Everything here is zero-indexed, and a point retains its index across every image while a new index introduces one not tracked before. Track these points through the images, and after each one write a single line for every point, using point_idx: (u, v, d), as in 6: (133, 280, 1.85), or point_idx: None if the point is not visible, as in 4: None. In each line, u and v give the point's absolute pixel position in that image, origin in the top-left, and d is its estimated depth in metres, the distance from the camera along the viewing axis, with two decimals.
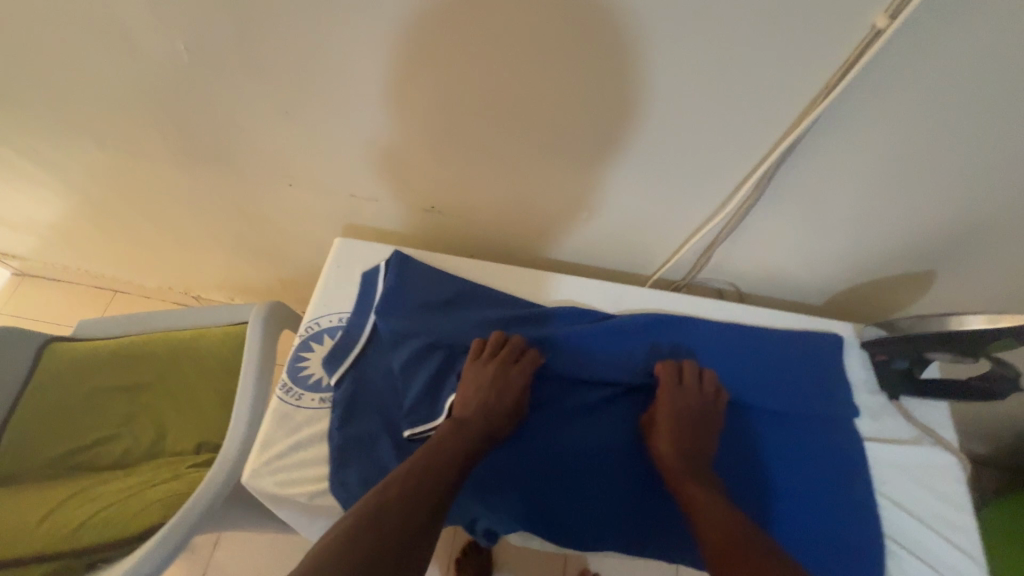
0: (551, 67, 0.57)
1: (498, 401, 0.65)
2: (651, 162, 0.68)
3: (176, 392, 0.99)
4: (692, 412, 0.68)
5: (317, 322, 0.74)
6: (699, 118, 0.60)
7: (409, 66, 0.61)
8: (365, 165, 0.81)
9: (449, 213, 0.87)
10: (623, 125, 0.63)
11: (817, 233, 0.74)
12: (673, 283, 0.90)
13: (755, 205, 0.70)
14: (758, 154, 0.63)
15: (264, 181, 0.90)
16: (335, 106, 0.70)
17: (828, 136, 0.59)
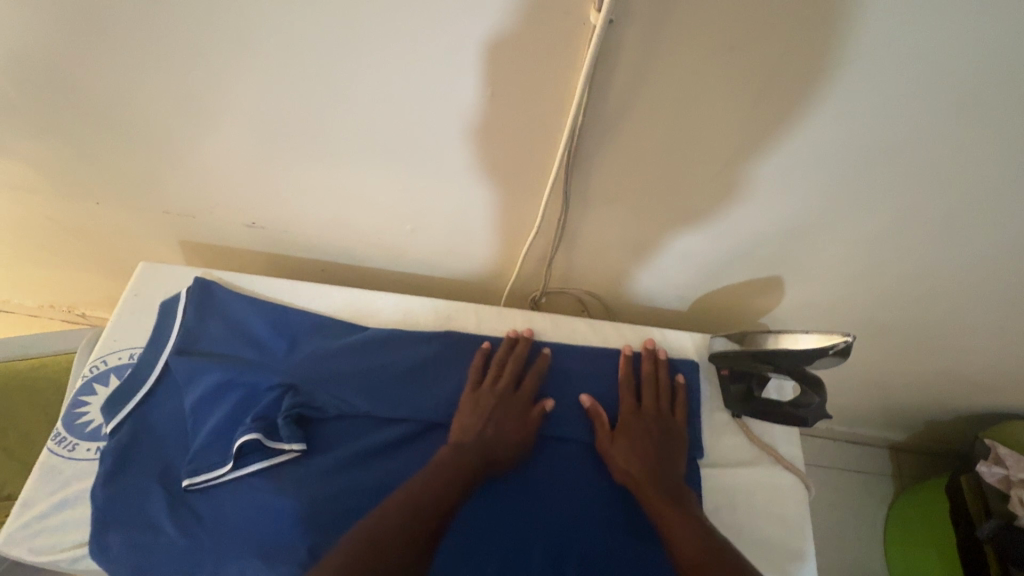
0: (326, 56, 0.56)
1: (504, 425, 0.62)
2: (458, 159, 0.66)
3: (9, 430, 0.92)
4: (649, 426, 0.63)
5: (104, 359, 0.67)
6: (483, 106, 0.58)
7: (171, 69, 0.60)
8: (172, 179, 0.77)
9: (275, 229, 0.83)
10: (420, 118, 0.61)
11: (645, 229, 0.71)
12: (529, 295, 0.85)
13: (575, 203, 0.68)
14: (555, 142, 0.61)
15: (79, 199, 0.85)
16: (119, 118, 0.68)
17: (611, 131, 0.58)
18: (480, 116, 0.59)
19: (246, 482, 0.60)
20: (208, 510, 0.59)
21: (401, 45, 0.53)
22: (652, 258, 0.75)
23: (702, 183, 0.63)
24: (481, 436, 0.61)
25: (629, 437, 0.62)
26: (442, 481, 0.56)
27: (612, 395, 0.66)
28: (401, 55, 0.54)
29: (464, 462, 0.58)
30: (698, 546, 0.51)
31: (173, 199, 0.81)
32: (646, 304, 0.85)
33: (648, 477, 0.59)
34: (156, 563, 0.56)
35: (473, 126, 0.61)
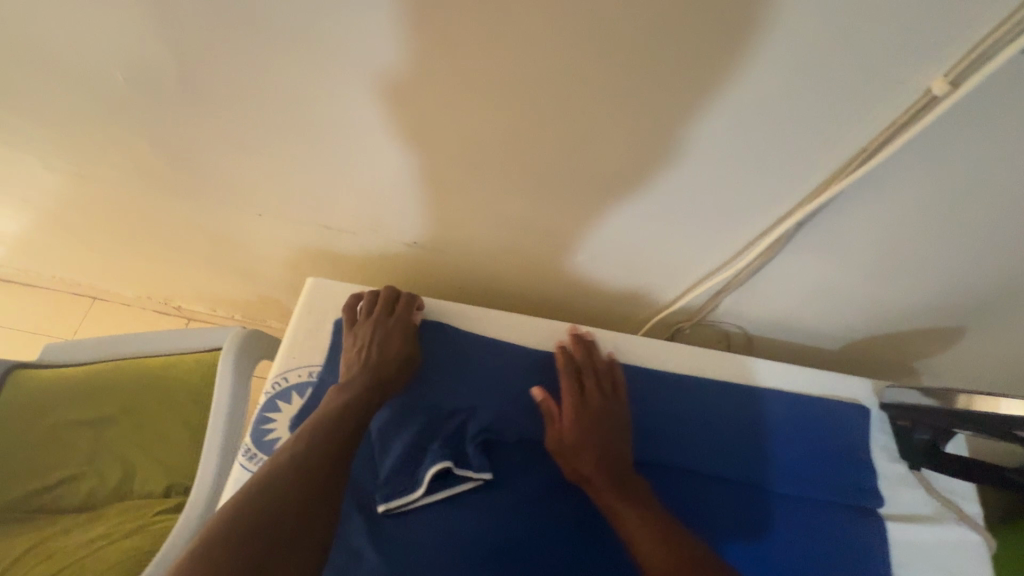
0: (559, 110, 0.54)
1: (385, 352, 0.64)
2: (655, 204, 0.64)
3: (144, 426, 0.94)
4: (593, 419, 0.63)
5: (286, 377, 0.67)
6: (713, 162, 0.56)
7: (379, 104, 0.58)
8: (339, 198, 0.77)
9: (433, 248, 0.83)
10: (634, 168, 0.59)
11: (836, 280, 0.69)
12: (676, 325, 0.85)
13: (783, 253, 0.67)
14: (775, 193, 0.59)
15: (237, 209, 0.86)
16: (305, 143, 0.68)
17: (862, 194, 0.56)
18: (704, 169, 0.58)
19: (436, 510, 0.60)
20: (401, 535, 0.59)
21: (656, 108, 0.51)
22: (830, 304, 0.74)
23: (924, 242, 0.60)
24: (369, 365, 0.62)
25: (598, 424, 0.63)
26: (340, 413, 0.55)
27: (576, 380, 0.67)
28: (653, 119, 0.52)
29: (358, 395, 0.58)
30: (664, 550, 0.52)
31: (334, 216, 0.81)
32: (799, 345, 0.83)
33: (605, 469, 0.59)
34: None
35: (693, 178, 0.59)
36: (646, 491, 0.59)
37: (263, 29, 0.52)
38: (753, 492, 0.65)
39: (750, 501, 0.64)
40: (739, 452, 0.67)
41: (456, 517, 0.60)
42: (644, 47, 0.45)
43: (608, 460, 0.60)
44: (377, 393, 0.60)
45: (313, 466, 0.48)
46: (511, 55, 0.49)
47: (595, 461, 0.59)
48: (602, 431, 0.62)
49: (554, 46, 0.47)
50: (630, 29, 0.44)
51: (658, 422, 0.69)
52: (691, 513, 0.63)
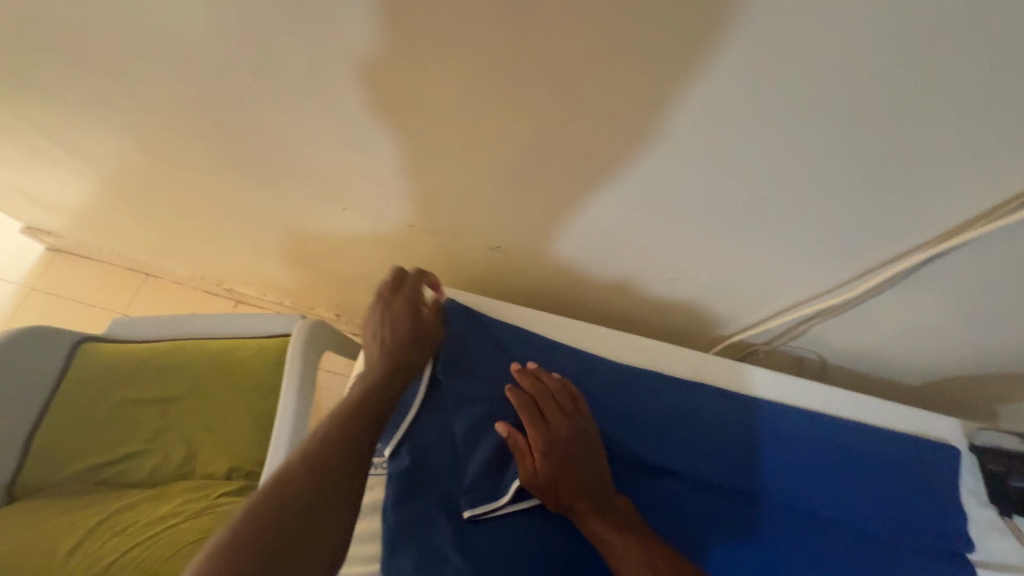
0: (690, 125, 0.54)
1: (398, 337, 0.63)
2: (762, 224, 0.64)
3: (207, 407, 0.95)
4: (561, 443, 0.60)
5: None
6: (838, 186, 0.56)
7: (496, 109, 0.58)
8: (428, 198, 0.77)
9: (514, 253, 0.82)
10: (752, 187, 0.59)
11: (936, 320, 0.67)
12: (749, 348, 0.83)
13: (893, 287, 0.65)
14: (894, 221, 0.58)
15: (320, 202, 0.86)
16: (408, 143, 0.67)
17: (1002, 233, 0.54)
18: (825, 193, 0.57)
19: (520, 520, 0.60)
20: (485, 544, 0.58)
21: (794, 129, 0.51)
22: (924, 343, 0.72)
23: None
24: (382, 352, 0.62)
25: (568, 452, 0.59)
26: (361, 404, 0.55)
27: (532, 407, 0.62)
28: (788, 141, 0.52)
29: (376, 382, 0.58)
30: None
31: (419, 216, 0.81)
32: (879, 378, 0.81)
33: (584, 496, 0.57)
34: None
35: (811, 200, 0.59)
36: (625, 506, 0.58)
37: (402, 32, 0.52)
38: (839, 527, 0.64)
39: (834, 537, 0.64)
40: (824, 485, 0.66)
41: (539, 532, 0.59)
42: (802, 70, 0.45)
43: (585, 485, 0.58)
44: (396, 377, 0.59)
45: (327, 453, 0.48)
46: (655, 70, 0.48)
47: (574, 489, 0.57)
48: (573, 455, 0.59)
49: (706, 62, 0.47)
50: (793, 51, 0.44)
51: (742, 446, 0.68)
52: (773, 542, 0.63)
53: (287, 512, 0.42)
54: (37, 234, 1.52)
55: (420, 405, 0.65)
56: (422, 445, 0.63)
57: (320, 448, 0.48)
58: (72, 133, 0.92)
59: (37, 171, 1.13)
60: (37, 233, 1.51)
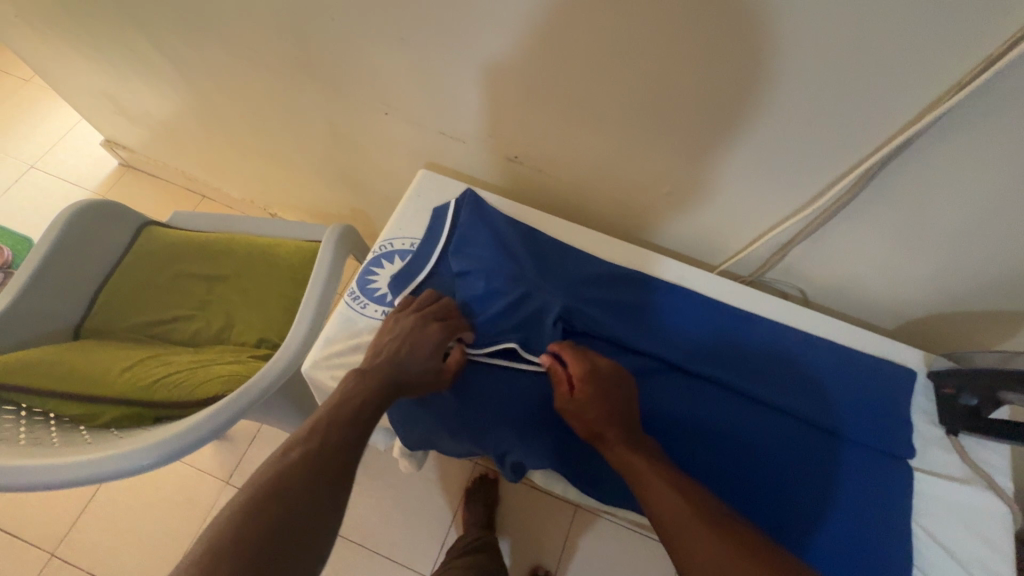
0: (679, 34, 0.60)
1: (412, 353, 0.63)
2: (748, 144, 0.69)
3: (246, 288, 1.08)
4: (609, 378, 0.64)
5: (391, 242, 0.78)
6: (807, 102, 0.61)
7: (521, 12, 0.66)
8: (459, 105, 0.86)
9: (532, 165, 0.91)
10: (735, 101, 0.65)
11: (910, 247, 0.72)
12: (738, 278, 0.90)
13: (856, 199, 0.69)
14: (861, 139, 0.63)
15: (366, 108, 0.97)
16: (445, 45, 0.77)
17: (951, 134, 0.57)
18: (801, 110, 0.62)
19: (501, 370, 0.70)
20: (471, 379, 0.69)
21: (764, 38, 0.56)
22: (900, 275, 0.76)
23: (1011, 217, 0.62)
24: (393, 363, 0.61)
25: (604, 391, 0.63)
26: (359, 402, 0.56)
27: (578, 351, 0.67)
28: (758, 51, 0.58)
29: (376, 382, 0.58)
30: (681, 504, 0.52)
31: (451, 124, 0.91)
32: (860, 315, 0.86)
33: (619, 426, 0.60)
34: (429, 415, 0.68)
35: (790, 119, 0.64)
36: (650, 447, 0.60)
37: None
38: (790, 420, 0.71)
39: (784, 427, 0.70)
40: (780, 384, 0.73)
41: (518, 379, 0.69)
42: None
43: (611, 417, 0.61)
44: (394, 387, 0.60)
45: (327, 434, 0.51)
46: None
47: (607, 418, 0.61)
48: (617, 391, 0.63)
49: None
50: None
51: (712, 344, 0.75)
52: (726, 421, 0.70)
53: (290, 484, 0.45)
54: (114, 146, 1.69)
55: None
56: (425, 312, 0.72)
57: (320, 431, 0.51)
58: (161, 34, 1.06)
59: (125, 76, 1.28)
60: (115, 145, 1.69)
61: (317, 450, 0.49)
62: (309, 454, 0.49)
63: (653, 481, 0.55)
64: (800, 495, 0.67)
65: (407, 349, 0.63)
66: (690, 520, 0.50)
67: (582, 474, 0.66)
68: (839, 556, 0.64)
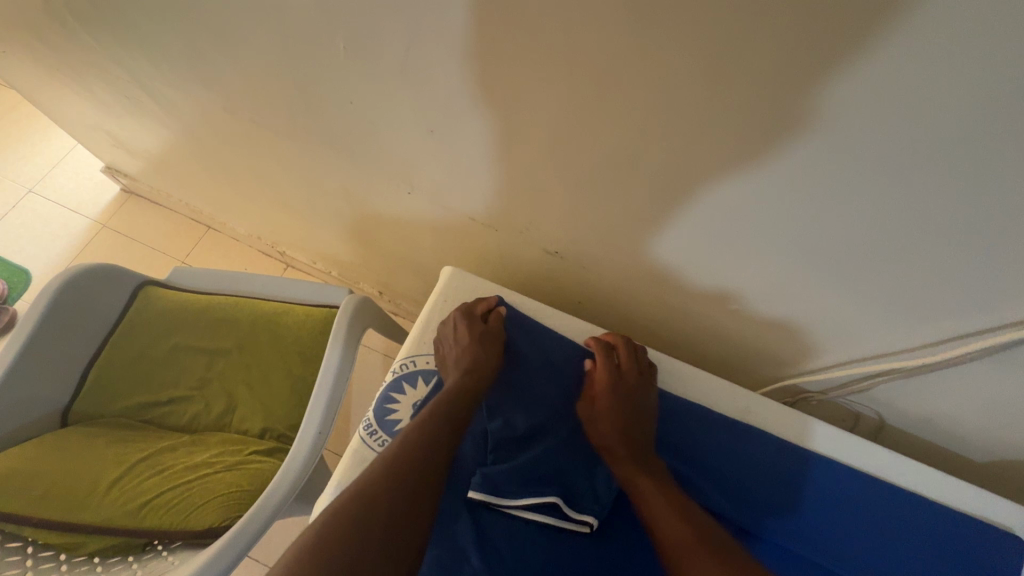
0: (807, 167, 0.49)
1: (477, 377, 0.62)
2: (857, 280, 0.60)
3: (250, 365, 0.99)
4: (627, 389, 0.66)
5: (413, 360, 0.68)
6: (948, 255, 0.51)
7: (581, 121, 0.56)
8: (494, 194, 0.76)
9: (571, 259, 0.81)
10: (844, 233, 0.55)
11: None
12: (801, 392, 0.81)
13: (975, 359, 0.60)
14: (1006, 296, 0.52)
15: (386, 182, 0.87)
16: (485, 138, 0.66)
17: None
18: (937, 259, 0.52)
19: (541, 529, 0.61)
20: (507, 539, 0.60)
21: (924, 188, 0.46)
22: (1000, 424, 0.66)
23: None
24: (460, 385, 0.61)
25: (624, 398, 0.65)
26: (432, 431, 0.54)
27: (609, 356, 0.69)
28: (905, 199, 0.48)
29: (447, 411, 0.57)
30: (679, 522, 0.54)
31: (483, 209, 0.80)
32: (938, 447, 0.76)
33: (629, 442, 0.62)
34: None
35: (918, 264, 0.54)
36: (661, 468, 0.62)
37: (497, 31, 0.50)
38: None
39: None
40: (852, 550, 0.64)
41: (559, 543, 0.60)
42: (958, 129, 0.40)
43: (626, 431, 0.62)
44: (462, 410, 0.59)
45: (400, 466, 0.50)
46: (780, 101, 0.44)
47: (620, 433, 0.62)
48: (635, 404, 0.65)
49: (850, 104, 0.42)
50: (957, 109, 0.39)
51: (771, 498, 0.68)
52: None
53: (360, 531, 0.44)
54: (116, 173, 1.60)
55: (462, 462, 0.64)
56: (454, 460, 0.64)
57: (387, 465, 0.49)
58: (165, 82, 0.95)
59: (125, 115, 1.18)
60: (116, 172, 1.59)
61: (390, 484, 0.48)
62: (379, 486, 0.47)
63: (657, 504, 0.56)
64: None
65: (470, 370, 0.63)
66: (691, 546, 0.52)
67: None
68: None
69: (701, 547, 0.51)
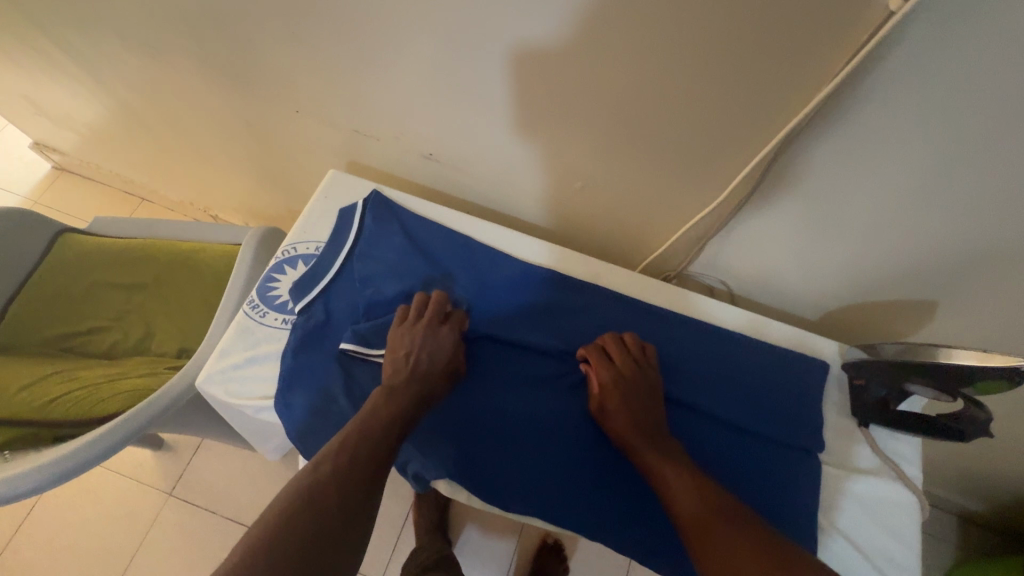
0: (559, 7, 0.57)
1: (432, 362, 0.63)
2: (655, 129, 0.67)
3: (168, 296, 1.04)
4: (627, 383, 0.65)
5: (295, 246, 0.75)
6: (707, 84, 0.58)
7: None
8: (367, 99, 0.83)
9: (447, 162, 0.88)
10: (622, 80, 0.62)
11: (823, 242, 0.70)
12: (664, 273, 0.88)
13: (754, 196, 0.68)
14: (764, 124, 0.59)
15: (278, 105, 0.93)
16: (342, 34, 0.73)
17: (823, 131, 0.57)
18: (705, 93, 0.59)
19: None
20: (368, 383, 0.66)
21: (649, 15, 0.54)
22: (817, 263, 0.74)
23: (925, 211, 0.60)
24: (414, 376, 0.61)
25: (631, 392, 0.64)
26: (388, 425, 0.55)
27: (603, 355, 0.68)
28: (641, 28, 0.55)
29: (403, 398, 0.59)
30: (699, 503, 0.54)
31: (364, 120, 0.88)
32: (780, 307, 0.86)
33: (643, 433, 0.61)
34: (326, 428, 0.63)
35: (694, 104, 0.61)
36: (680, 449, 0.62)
37: None
38: (702, 418, 0.69)
39: (688, 426, 0.69)
40: (690, 382, 0.71)
41: None
42: None
43: (635, 422, 0.62)
44: (421, 399, 0.60)
45: (356, 459, 0.51)
46: None
47: (628, 420, 0.62)
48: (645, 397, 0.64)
49: None
50: None
51: None
52: None
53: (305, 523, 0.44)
54: (45, 150, 1.62)
55: (331, 327, 0.69)
56: (324, 325, 0.69)
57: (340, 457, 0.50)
58: (63, 30, 1.00)
59: (39, 76, 1.22)
60: (45, 148, 1.61)
61: (345, 475, 0.49)
62: (336, 478, 0.48)
63: (673, 477, 0.57)
64: None
65: (426, 357, 0.63)
66: (707, 520, 0.52)
67: (486, 485, 0.65)
68: None
69: (717, 517, 0.52)
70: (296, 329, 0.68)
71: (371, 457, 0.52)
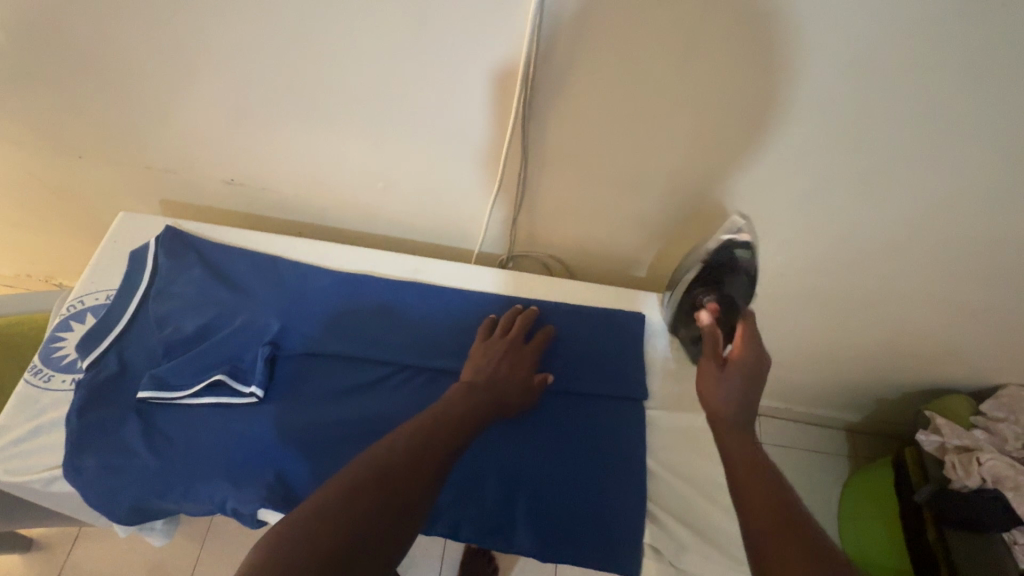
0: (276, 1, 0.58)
1: (511, 373, 0.65)
2: (424, 113, 0.68)
3: None
4: (735, 365, 0.59)
5: (81, 299, 0.70)
6: (439, 57, 0.61)
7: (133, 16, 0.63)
8: (144, 132, 0.79)
9: (251, 185, 0.85)
10: (368, 66, 0.64)
11: (608, 194, 0.75)
12: (499, 260, 0.89)
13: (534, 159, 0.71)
14: (508, 89, 0.63)
15: (58, 154, 0.87)
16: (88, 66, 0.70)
17: (553, 82, 0.61)
18: (443, 66, 0.62)
19: (205, 411, 0.64)
20: (174, 428, 0.63)
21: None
22: (614, 217, 0.79)
23: (664, 146, 0.67)
24: (483, 387, 0.61)
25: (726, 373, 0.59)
26: (436, 439, 0.52)
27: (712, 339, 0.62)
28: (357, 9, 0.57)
29: (475, 408, 0.58)
30: (771, 500, 0.48)
31: (151, 156, 0.83)
32: (607, 269, 0.90)
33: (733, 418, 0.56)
34: (128, 485, 0.60)
35: (444, 79, 0.63)
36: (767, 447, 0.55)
37: None
38: None
39: None
40: None
41: (231, 420, 0.64)
42: None
43: (728, 403, 0.57)
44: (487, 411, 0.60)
45: (392, 472, 0.47)
46: None
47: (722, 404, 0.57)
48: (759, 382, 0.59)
49: None
50: None
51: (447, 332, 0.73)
52: None
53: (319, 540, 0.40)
54: None
55: (127, 377, 0.65)
56: (117, 378, 0.64)
57: (374, 467, 0.47)
58: None
59: None
60: None
61: (376, 490, 0.45)
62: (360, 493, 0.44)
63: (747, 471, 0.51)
64: (543, 460, 0.66)
65: (505, 369, 0.65)
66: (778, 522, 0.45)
67: None
68: (581, 509, 0.64)
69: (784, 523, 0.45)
70: (82, 387, 0.63)
71: (413, 475, 0.48)
